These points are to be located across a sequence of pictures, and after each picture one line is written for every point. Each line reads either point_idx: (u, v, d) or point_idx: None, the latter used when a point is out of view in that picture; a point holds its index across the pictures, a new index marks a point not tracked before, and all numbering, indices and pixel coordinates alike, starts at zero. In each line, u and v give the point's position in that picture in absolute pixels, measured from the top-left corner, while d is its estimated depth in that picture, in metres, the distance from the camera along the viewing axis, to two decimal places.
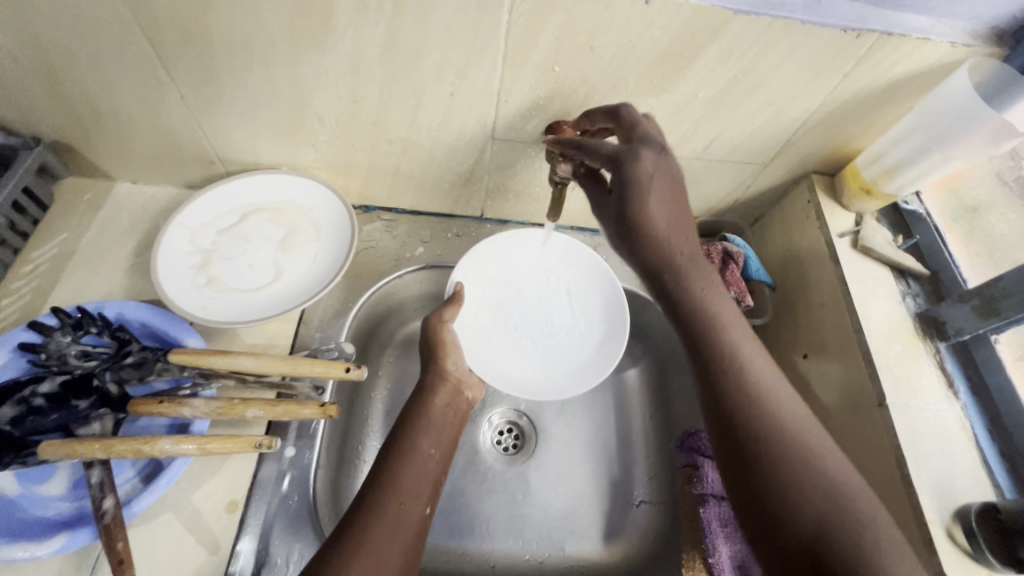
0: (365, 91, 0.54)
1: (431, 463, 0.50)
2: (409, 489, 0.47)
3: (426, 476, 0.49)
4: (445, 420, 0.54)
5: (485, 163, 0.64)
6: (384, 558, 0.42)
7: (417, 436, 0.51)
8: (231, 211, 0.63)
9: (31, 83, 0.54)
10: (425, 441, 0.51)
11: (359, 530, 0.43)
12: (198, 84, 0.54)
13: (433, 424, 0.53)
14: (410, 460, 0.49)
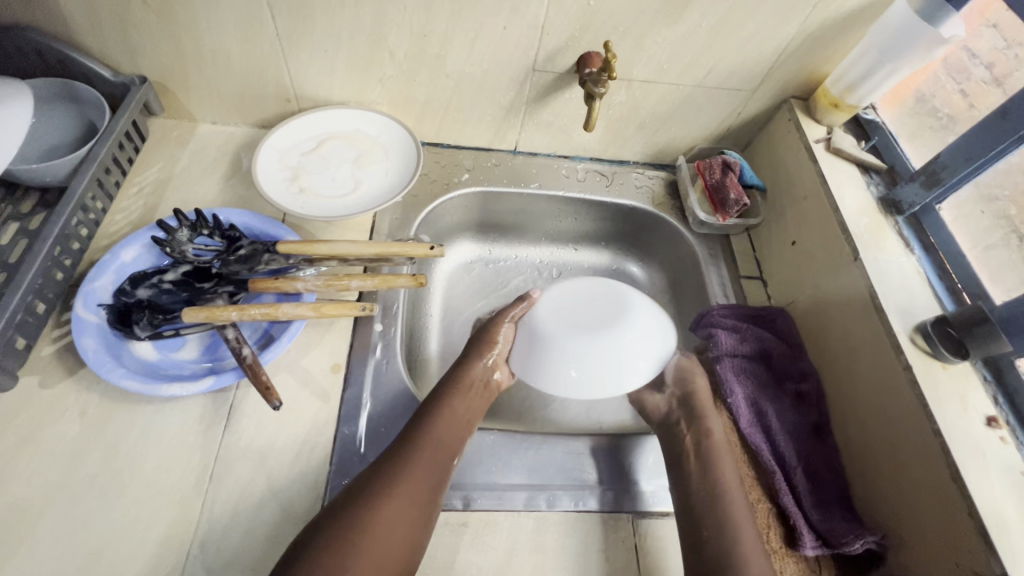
0: (434, 26, 0.66)
1: (458, 428, 0.57)
2: (438, 444, 0.55)
3: (445, 440, 0.56)
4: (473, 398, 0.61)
5: (524, 96, 0.76)
6: (404, 508, 0.49)
7: (454, 396, 0.60)
8: (309, 138, 0.74)
9: (151, 24, 0.65)
10: (457, 403, 0.59)
11: (392, 477, 0.51)
12: (294, 22, 0.65)
13: (460, 398, 0.60)
14: (438, 426, 0.56)
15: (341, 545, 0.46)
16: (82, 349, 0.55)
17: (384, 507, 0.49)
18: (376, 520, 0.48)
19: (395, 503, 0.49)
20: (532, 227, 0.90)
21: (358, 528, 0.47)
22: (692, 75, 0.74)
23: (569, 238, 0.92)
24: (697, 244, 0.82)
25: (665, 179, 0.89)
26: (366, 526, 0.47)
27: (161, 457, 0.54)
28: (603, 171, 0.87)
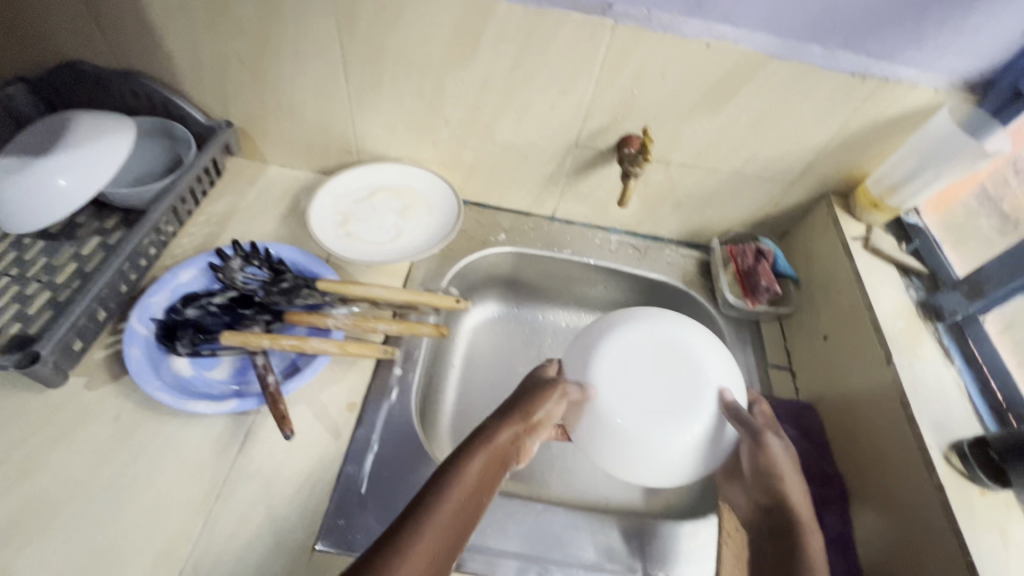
0: (488, 100, 0.72)
1: (464, 520, 0.48)
2: (437, 538, 0.46)
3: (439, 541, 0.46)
4: (490, 472, 0.52)
5: (565, 168, 0.80)
6: None
7: (465, 476, 0.50)
8: (362, 188, 0.80)
9: (244, 79, 0.74)
10: (467, 483, 0.50)
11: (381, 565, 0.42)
12: (364, 88, 0.73)
13: (477, 474, 0.51)
14: (440, 512, 0.47)
15: None
16: (129, 358, 0.60)
17: None
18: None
19: None
20: (562, 292, 0.91)
21: None
22: (729, 163, 0.76)
23: (597, 306, 0.93)
24: (725, 328, 0.81)
25: (698, 259, 0.89)
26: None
27: (175, 471, 0.57)
28: (637, 246, 0.89)
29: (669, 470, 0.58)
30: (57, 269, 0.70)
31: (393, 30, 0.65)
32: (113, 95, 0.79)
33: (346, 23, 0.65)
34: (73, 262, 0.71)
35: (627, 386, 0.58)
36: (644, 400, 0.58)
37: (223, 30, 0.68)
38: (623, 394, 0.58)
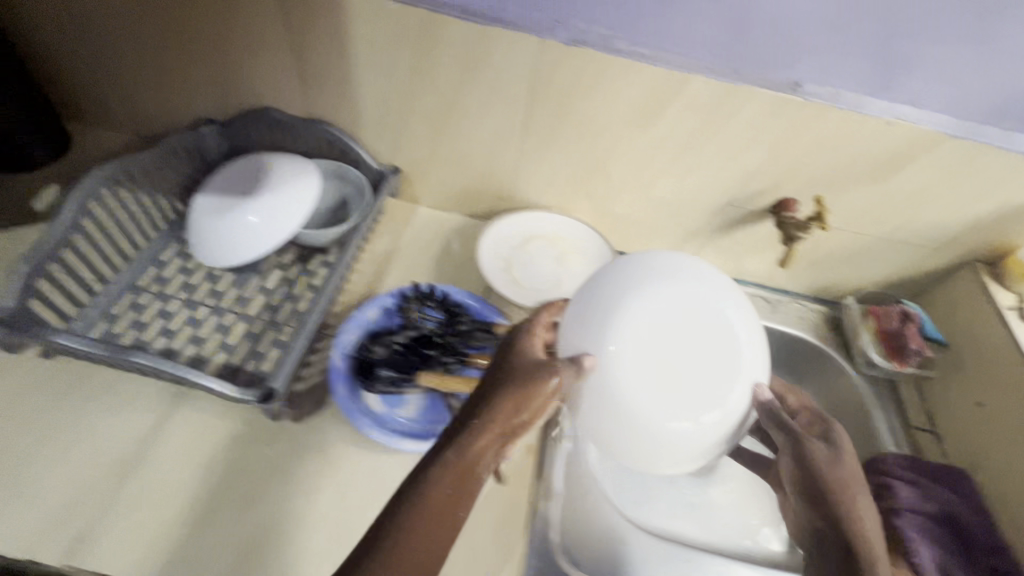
0: (654, 162, 0.76)
1: (439, 540, 0.42)
2: (413, 559, 0.41)
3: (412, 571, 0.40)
4: (472, 475, 0.44)
5: (711, 224, 0.84)
6: None
7: (459, 485, 0.44)
8: (516, 234, 0.85)
9: (422, 132, 0.79)
10: (479, 495, 0.44)
11: None
12: (536, 145, 0.77)
13: (471, 480, 0.44)
14: (429, 529, 0.42)
15: None
16: (337, 395, 0.65)
17: None
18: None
19: None
20: None
21: None
22: (879, 228, 0.79)
23: None
24: (864, 387, 0.83)
25: (825, 314, 0.92)
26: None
27: (379, 505, 0.62)
28: (765, 298, 0.92)
29: (685, 455, 0.51)
30: (248, 302, 0.75)
31: (584, 96, 0.69)
32: (293, 138, 0.84)
33: (539, 91, 0.70)
34: (261, 296, 0.76)
35: (641, 367, 0.48)
36: (660, 382, 0.48)
37: (418, 88, 0.73)
38: (638, 373, 0.48)
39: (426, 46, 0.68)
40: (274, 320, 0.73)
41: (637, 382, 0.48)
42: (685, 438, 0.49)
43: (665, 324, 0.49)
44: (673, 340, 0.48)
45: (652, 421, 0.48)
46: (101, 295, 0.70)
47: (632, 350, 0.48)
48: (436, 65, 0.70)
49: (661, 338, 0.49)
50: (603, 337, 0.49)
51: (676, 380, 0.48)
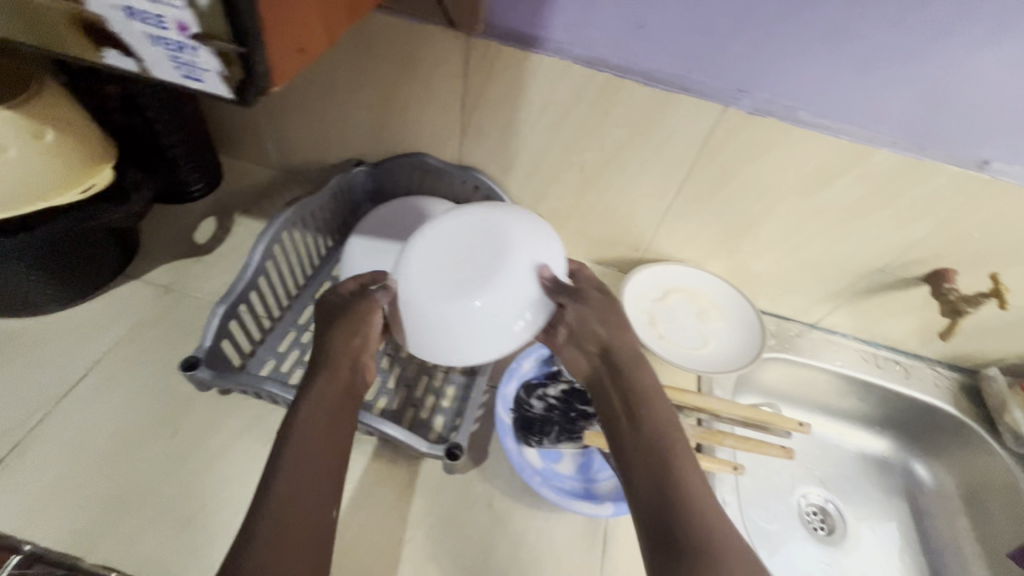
0: (811, 225, 0.76)
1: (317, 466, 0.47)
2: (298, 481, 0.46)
3: (324, 458, 0.48)
4: (330, 407, 0.52)
5: (855, 287, 0.83)
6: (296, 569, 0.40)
7: (312, 413, 0.51)
8: (655, 287, 0.86)
9: (573, 183, 0.81)
10: (314, 424, 0.50)
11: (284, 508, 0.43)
12: (689, 201, 0.78)
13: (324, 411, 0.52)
14: (304, 453, 0.47)
15: None
16: (507, 450, 0.65)
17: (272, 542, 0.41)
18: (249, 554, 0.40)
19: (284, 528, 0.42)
20: (813, 398, 0.93)
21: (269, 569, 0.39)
22: None
23: (847, 416, 0.93)
24: (1016, 465, 0.79)
25: (961, 382, 0.89)
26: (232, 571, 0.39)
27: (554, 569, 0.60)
28: (900, 364, 0.90)
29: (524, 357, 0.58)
30: None
31: (755, 161, 0.70)
32: (441, 182, 0.86)
33: (708, 153, 0.71)
34: None
35: (427, 269, 0.56)
36: (451, 281, 0.55)
37: (581, 144, 0.74)
38: (420, 272, 0.56)
39: (602, 108, 0.69)
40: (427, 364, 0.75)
41: (443, 281, 0.55)
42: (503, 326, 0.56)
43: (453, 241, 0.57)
44: (460, 244, 0.57)
45: (477, 322, 0.55)
46: (269, 334, 0.73)
47: (426, 259, 0.57)
48: (607, 125, 0.71)
49: (436, 247, 0.57)
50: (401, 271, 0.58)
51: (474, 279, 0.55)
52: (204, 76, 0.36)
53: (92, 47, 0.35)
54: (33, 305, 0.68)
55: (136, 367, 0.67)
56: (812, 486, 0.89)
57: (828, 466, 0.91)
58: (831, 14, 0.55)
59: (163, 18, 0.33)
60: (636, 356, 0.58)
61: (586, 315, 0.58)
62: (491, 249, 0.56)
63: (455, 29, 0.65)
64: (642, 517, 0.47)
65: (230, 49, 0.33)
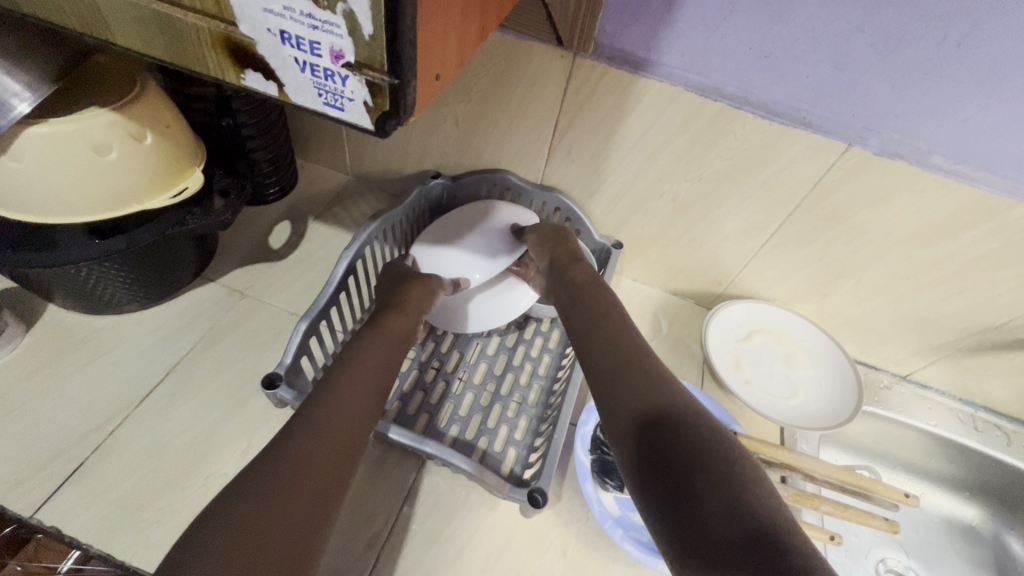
0: (923, 276, 0.70)
1: (364, 398, 0.53)
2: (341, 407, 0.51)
3: (371, 393, 0.54)
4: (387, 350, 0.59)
5: (962, 344, 0.76)
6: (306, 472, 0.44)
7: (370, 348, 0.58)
8: (740, 327, 0.82)
9: (662, 213, 0.77)
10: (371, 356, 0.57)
11: (322, 415, 0.49)
12: (788, 240, 0.73)
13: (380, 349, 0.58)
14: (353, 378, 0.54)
15: (273, 493, 0.41)
16: (586, 496, 0.62)
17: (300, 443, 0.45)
18: (298, 458, 0.44)
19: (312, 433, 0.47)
20: (897, 455, 0.86)
21: (290, 466, 0.43)
22: None
23: (934, 478, 0.87)
24: None
25: None
26: (294, 477, 0.43)
27: None
28: (1001, 429, 0.83)
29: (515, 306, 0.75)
30: (472, 368, 0.75)
31: (872, 206, 0.65)
32: (520, 201, 0.83)
33: (820, 193, 0.66)
34: (484, 362, 0.75)
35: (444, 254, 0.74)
36: (459, 261, 0.74)
37: (677, 173, 0.70)
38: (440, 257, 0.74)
39: (707, 138, 0.65)
40: (499, 393, 0.72)
41: (441, 261, 0.74)
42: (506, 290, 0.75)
43: (461, 230, 0.76)
44: (456, 232, 0.76)
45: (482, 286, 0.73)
46: None
47: (429, 247, 0.75)
48: (710, 156, 0.67)
49: (449, 238, 0.75)
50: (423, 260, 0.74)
51: (470, 255, 0.73)
52: (347, 106, 0.33)
53: (234, 70, 0.33)
54: (114, 305, 0.68)
55: (211, 375, 0.67)
56: (892, 550, 0.83)
57: (909, 529, 0.85)
58: (994, 55, 0.49)
59: (317, 43, 0.30)
60: (574, 254, 0.70)
61: (541, 237, 0.71)
62: (467, 231, 0.76)
63: (560, 48, 0.62)
64: (616, 412, 0.48)
65: (382, 80, 0.31)
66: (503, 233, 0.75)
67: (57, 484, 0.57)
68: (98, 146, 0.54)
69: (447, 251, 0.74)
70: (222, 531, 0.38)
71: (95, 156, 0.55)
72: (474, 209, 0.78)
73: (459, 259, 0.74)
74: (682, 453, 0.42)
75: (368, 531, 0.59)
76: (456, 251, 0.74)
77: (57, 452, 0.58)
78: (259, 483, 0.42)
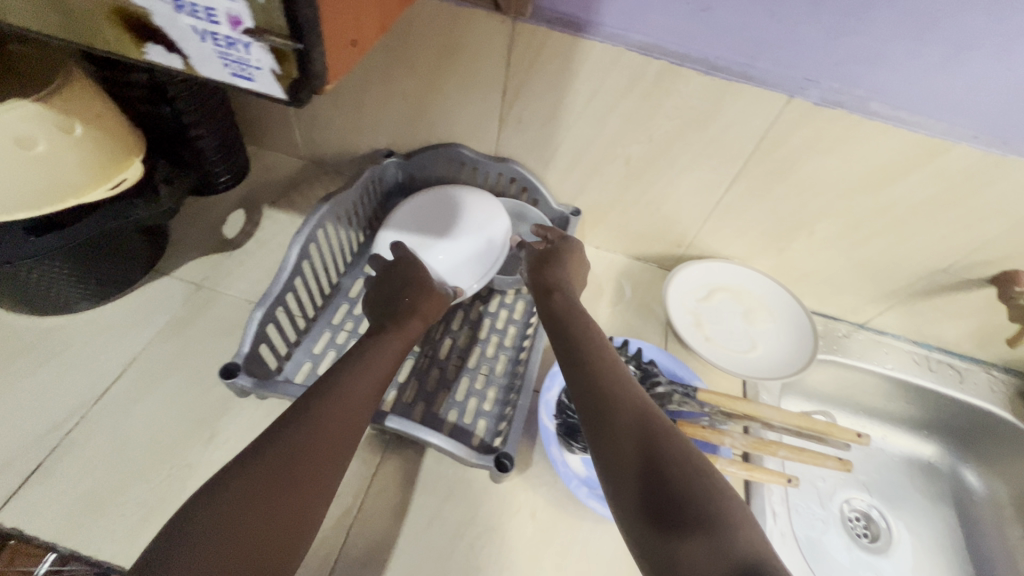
0: (871, 223, 0.71)
1: (363, 406, 0.52)
2: (336, 412, 0.49)
3: (367, 399, 0.53)
4: (389, 355, 0.58)
5: (912, 288, 0.79)
6: (292, 475, 0.44)
7: (376, 354, 0.57)
8: (700, 286, 0.83)
9: (618, 178, 0.77)
10: (376, 363, 0.56)
11: (318, 417, 0.48)
12: (740, 197, 0.74)
13: (382, 358, 0.57)
14: (355, 384, 0.52)
15: (259, 487, 0.42)
16: (551, 459, 0.63)
17: (293, 446, 0.45)
18: (286, 465, 0.44)
19: (308, 438, 0.46)
20: (858, 400, 0.90)
21: (278, 465, 0.44)
22: None
23: (892, 419, 0.90)
24: None
25: (1017, 387, 0.85)
26: (270, 489, 0.42)
27: None
28: (954, 368, 0.86)
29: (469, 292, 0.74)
30: (438, 344, 0.74)
31: (816, 155, 0.65)
32: (476, 175, 0.83)
33: (765, 147, 0.66)
34: (450, 338, 0.75)
35: (411, 232, 0.75)
36: (422, 241, 0.74)
37: (627, 136, 0.70)
38: (406, 235, 0.75)
39: (653, 98, 0.65)
40: (466, 366, 0.73)
41: (404, 239, 0.74)
42: (466, 276, 0.73)
43: (431, 214, 0.76)
44: (427, 215, 0.76)
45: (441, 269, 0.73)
46: (305, 334, 0.71)
47: (398, 226, 0.75)
48: (658, 116, 0.67)
49: (419, 219, 0.76)
50: (388, 235, 0.75)
51: (435, 239, 0.74)
52: (255, 75, 0.32)
53: (133, 43, 0.32)
54: (63, 305, 0.67)
55: (169, 369, 0.66)
56: (855, 490, 0.86)
57: (872, 470, 0.88)
58: None
59: (213, 10, 0.29)
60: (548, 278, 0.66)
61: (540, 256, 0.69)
62: (439, 214, 0.76)
63: (499, 13, 0.61)
64: (611, 440, 0.45)
65: (285, 45, 0.30)
66: (472, 225, 0.75)
67: (16, 487, 0.56)
68: (21, 138, 0.52)
69: (414, 230, 0.75)
70: (192, 543, 0.38)
71: (17, 149, 0.52)
72: (446, 198, 0.77)
73: (423, 241, 0.74)
74: (685, 499, 0.40)
75: (337, 508, 0.60)
76: (422, 235, 0.74)
77: (15, 454, 0.58)
78: (237, 484, 0.42)
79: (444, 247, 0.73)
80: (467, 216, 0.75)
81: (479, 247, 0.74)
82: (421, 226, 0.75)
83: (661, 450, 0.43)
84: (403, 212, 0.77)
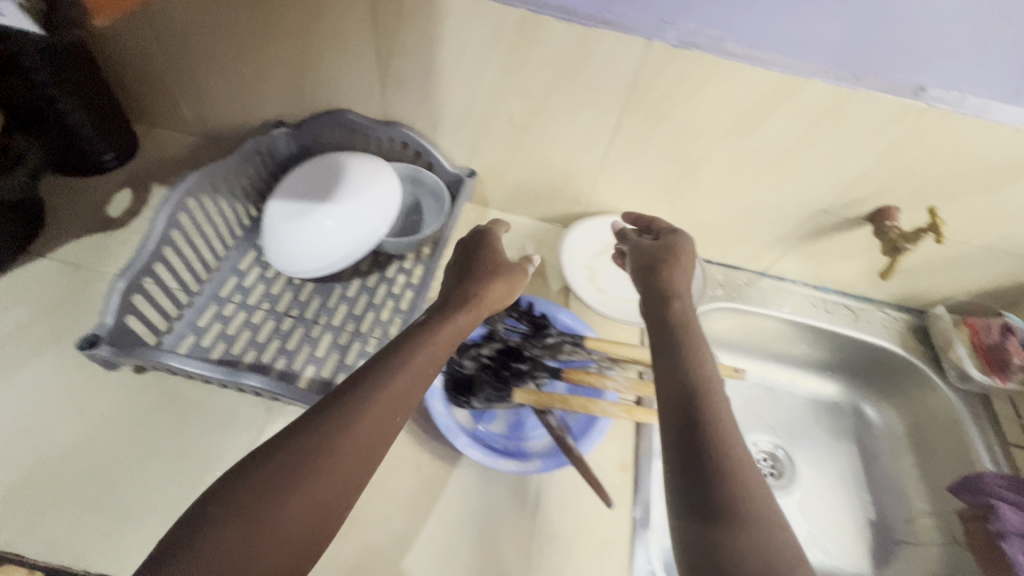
0: (749, 166, 0.73)
1: (400, 419, 0.45)
2: (370, 428, 0.43)
3: (406, 409, 0.46)
4: (439, 352, 0.50)
5: (800, 231, 0.81)
6: (291, 502, 0.39)
7: (423, 352, 0.49)
8: (597, 241, 0.84)
9: (506, 136, 0.77)
10: (419, 363, 0.48)
11: (329, 435, 0.42)
12: (624, 148, 0.75)
13: (424, 353, 0.49)
14: (389, 392, 0.45)
15: (243, 518, 0.38)
16: (435, 412, 0.65)
17: (303, 476, 0.40)
18: (288, 499, 0.39)
19: (314, 462, 0.41)
20: (763, 345, 0.92)
21: (272, 490, 0.39)
22: (982, 240, 0.74)
23: (797, 362, 0.93)
24: (958, 402, 0.80)
25: (910, 323, 0.88)
26: (258, 520, 0.38)
27: (485, 524, 0.60)
28: (849, 308, 0.89)
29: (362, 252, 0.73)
30: (330, 310, 0.74)
31: (684, 100, 0.66)
32: (369, 141, 0.82)
33: (635, 94, 0.67)
34: (344, 304, 0.75)
35: (297, 202, 0.74)
36: (308, 208, 0.73)
37: (505, 91, 0.70)
38: (293, 206, 0.73)
39: (520, 49, 0.65)
40: (358, 330, 0.72)
41: (290, 209, 0.73)
42: (356, 238, 0.73)
43: (315, 181, 0.75)
44: (312, 182, 0.75)
45: (330, 234, 0.72)
46: (188, 307, 0.70)
47: (284, 197, 0.74)
48: (530, 68, 0.67)
49: (305, 188, 0.75)
50: (276, 209, 0.74)
51: (321, 205, 0.72)
52: None
53: None
54: None
55: (43, 349, 0.64)
56: (762, 432, 0.89)
57: (779, 412, 0.91)
58: None
59: None
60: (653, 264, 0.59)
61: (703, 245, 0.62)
62: (323, 179, 0.75)
63: None
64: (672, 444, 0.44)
65: None
66: (355, 185, 0.74)
67: None
68: None
69: (300, 199, 0.74)
70: (181, 571, 0.35)
71: None
72: (329, 162, 0.76)
73: (309, 209, 0.73)
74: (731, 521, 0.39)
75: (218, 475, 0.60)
76: (309, 202, 0.73)
77: None
78: (221, 519, 0.38)
79: (331, 212, 0.72)
80: (350, 176, 0.74)
81: (365, 206, 0.73)
82: (307, 194, 0.74)
83: (715, 465, 0.41)
84: (289, 183, 0.75)
